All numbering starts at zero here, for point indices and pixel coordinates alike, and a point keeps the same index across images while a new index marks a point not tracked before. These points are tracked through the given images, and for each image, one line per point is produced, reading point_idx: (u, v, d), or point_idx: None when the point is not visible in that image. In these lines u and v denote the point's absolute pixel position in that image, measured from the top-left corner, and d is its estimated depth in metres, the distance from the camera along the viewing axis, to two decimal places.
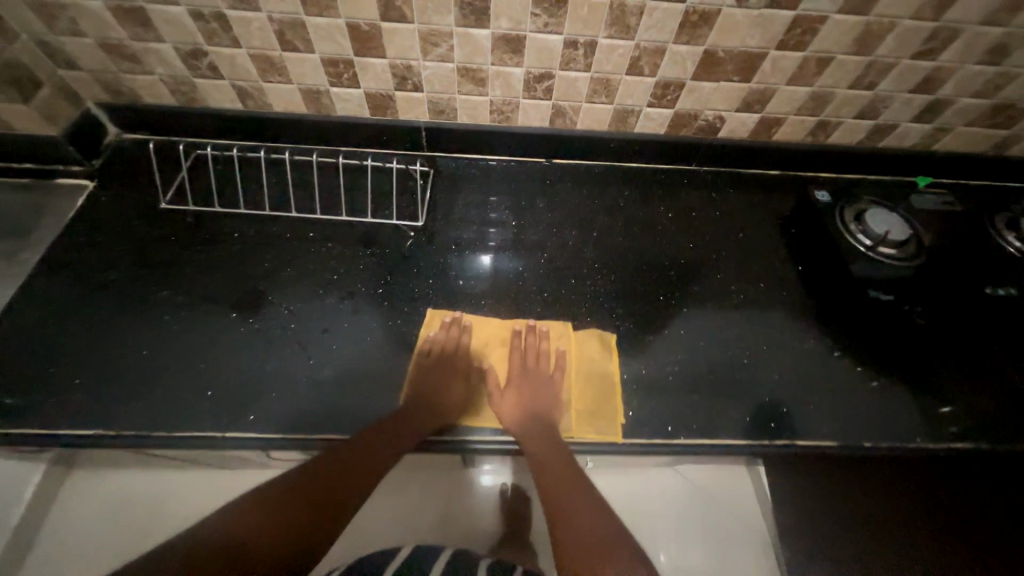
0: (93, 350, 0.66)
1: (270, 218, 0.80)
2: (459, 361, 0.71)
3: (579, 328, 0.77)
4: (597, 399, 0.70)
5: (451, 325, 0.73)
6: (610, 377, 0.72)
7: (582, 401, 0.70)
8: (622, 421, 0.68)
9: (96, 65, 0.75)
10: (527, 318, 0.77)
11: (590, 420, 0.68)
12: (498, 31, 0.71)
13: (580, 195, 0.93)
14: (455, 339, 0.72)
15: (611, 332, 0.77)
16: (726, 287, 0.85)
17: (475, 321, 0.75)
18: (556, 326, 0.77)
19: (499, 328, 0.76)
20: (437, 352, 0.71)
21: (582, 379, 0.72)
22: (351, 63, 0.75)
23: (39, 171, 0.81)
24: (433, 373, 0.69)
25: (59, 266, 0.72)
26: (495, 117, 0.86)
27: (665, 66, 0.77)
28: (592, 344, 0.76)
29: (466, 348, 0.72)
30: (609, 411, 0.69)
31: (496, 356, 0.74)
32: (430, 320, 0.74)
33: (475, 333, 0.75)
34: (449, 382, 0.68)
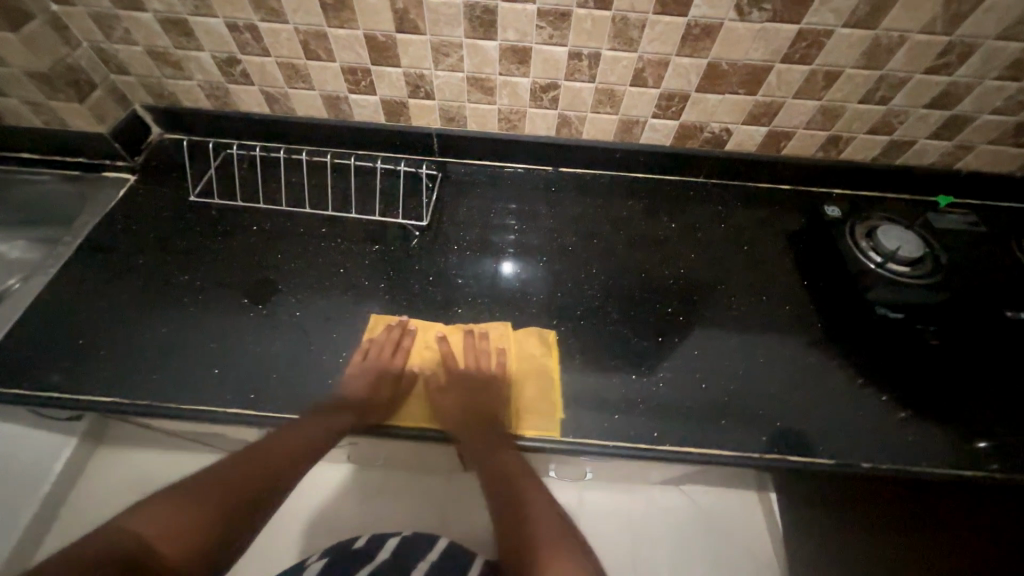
0: (116, 326, 0.71)
1: (286, 213, 0.85)
2: (398, 362, 0.71)
3: (520, 329, 0.77)
4: (536, 397, 0.70)
5: (393, 329, 0.74)
6: (548, 373, 0.72)
7: (519, 398, 0.70)
8: (561, 417, 0.69)
9: (143, 71, 0.83)
10: (464, 322, 0.77)
11: (528, 417, 0.68)
12: (505, 42, 0.75)
13: (583, 203, 0.94)
14: (395, 341, 0.73)
15: (551, 330, 0.77)
16: (725, 300, 0.84)
17: (418, 323, 0.76)
18: (497, 326, 0.77)
19: (438, 330, 0.76)
20: (375, 354, 0.71)
21: (519, 378, 0.72)
22: (369, 71, 0.80)
23: (88, 165, 0.90)
24: (368, 374, 0.69)
25: (96, 250, 0.80)
26: (503, 125, 0.89)
27: (668, 78, 0.78)
28: (530, 343, 0.76)
29: (404, 352, 0.73)
30: (546, 407, 0.70)
31: (435, 361, 0.74)
32: (374, 324, 0.75)
33: (418, 335, 0.75)
34: (385, 383, 0.69)
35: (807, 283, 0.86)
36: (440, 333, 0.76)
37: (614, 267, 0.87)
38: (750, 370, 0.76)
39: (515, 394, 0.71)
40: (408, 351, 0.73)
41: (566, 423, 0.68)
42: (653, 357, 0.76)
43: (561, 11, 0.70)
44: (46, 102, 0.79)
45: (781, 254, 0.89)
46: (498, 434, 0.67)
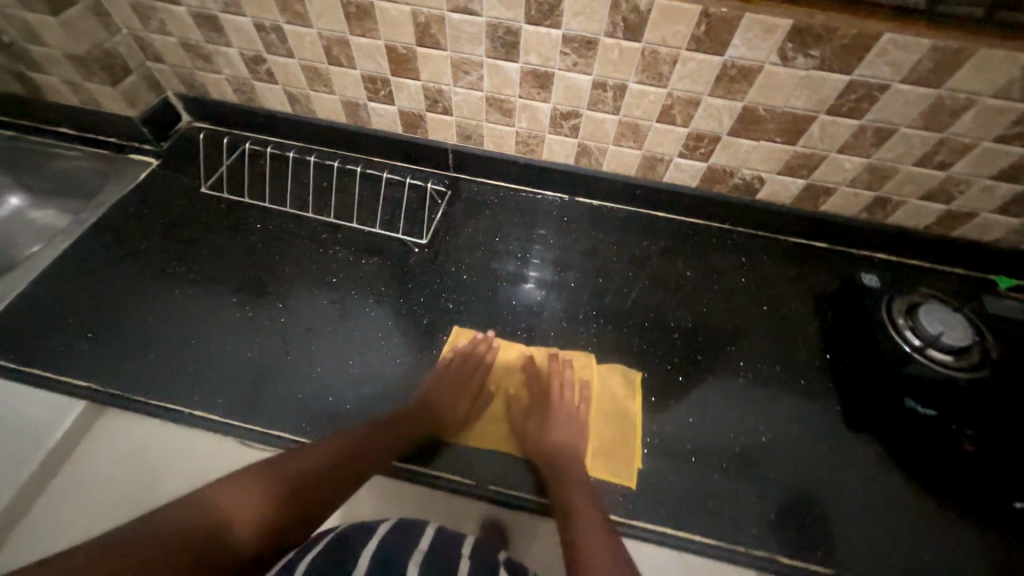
0: (108, 308, 0.72)
1: (290, 214, 0.85)
2: (475, 375, 0.71)
3: (604, 364, 0.75)
4: (615, 443, 0.68)
5: (478, 342, 0.74)
6: (631, 419, 0.70)
7: (598, 439, 0.69)
8: (638, 467, 0.66)
9: (176, 61, 0.85)
10: (550, 349, 0.76)
11: (604, 460, 0.67)
12: (527, 66, 0.71)
13: (595, 236, 0.89)
14: (478, 354, 0.73)
15: (637, 372, 0.74)
16: (732, 360, 0.77)
17: (502, 342, 0.76)
18: (582, 358, 0.75)
19: (525, 351, 0.76)
20: (458, 366, 0.71)
21: (601, 417, 0.70)
22: (388, 81, 0.79)
23: (117, 145, 0.93)
24: (449, 383, 0.69)
25: (106, 230, 0.81)
26: (520, 148, 0.86)
27: (698, 117, 0.72)
28: (615, 381, 0.74)
29: (485, 367, 0.73)
30: (624, 454, 0.67)
31: (514, 381, 0.74)
32: (457, 335, 0.75)
33: (500, 352, 0.75)
34: (462, 395, 0.69)
35: (829, 356, 0.78)
36: (525, 355, 0.75)
37: (618, 309, 0.81)
38: (749, 447, 0.69)
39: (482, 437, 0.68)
40: (490, 367, 0.73)
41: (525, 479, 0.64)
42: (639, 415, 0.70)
43: (587, 38, 0.66)
44: (83, 83, 0.82)
45: (803, 320, 0.81)
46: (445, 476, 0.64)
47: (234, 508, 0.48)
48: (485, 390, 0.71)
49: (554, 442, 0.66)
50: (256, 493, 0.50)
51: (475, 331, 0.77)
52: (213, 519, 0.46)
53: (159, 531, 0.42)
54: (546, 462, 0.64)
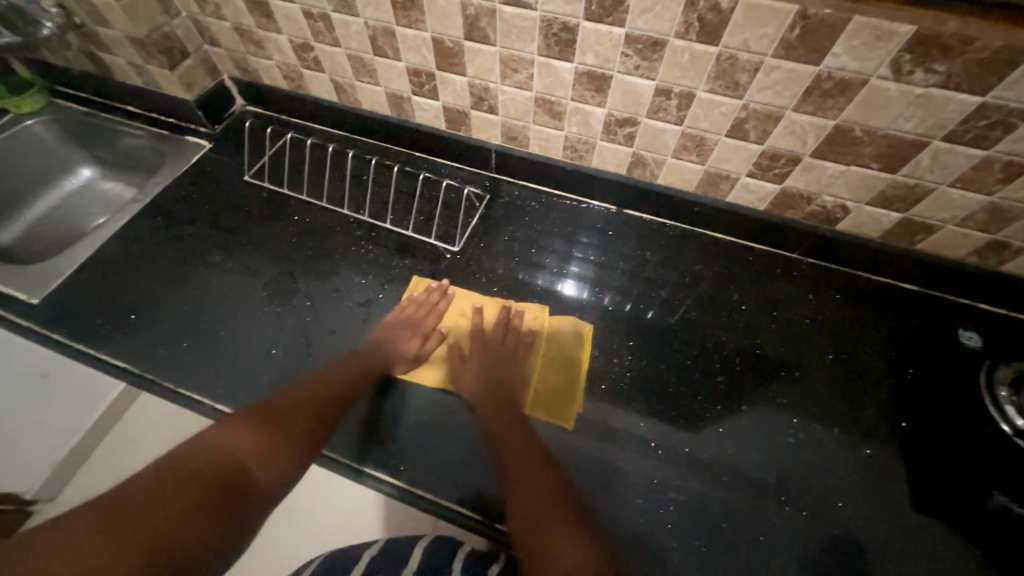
0: (152, 291, 0.75)
1: (327, 209, 0.84)
2: (426, 321, 0.73)
3: (555, 313, 0.76)
4: (560, 386, 0.69)
5: (433, 292, 0.76)
6: (578, 363, 0.70)
7: (543, 382, 0.69)
8: (580, 409, 0.67)
9: (231, 46, 0.86)
10: (504, 299, 0.77)
11: (547, 401, 0.68)
12: (582, 66, 0.64)
13: (641, 255, 0.82)
14: (432, 303, 0.75)
15: (587, 323, 0.74)
16: (785, 412, 0.67)
17: (457, 290, 0.77)
18: (535, 307, 0.76)
19: (477, 300, 0.77)
20: (411, 311, 0.73)
21: (547, 363, 0.71)
22: (433, 75, 0.75)
23: (177, 126, 0.96)
24: (400, 324, 0.71)
25: (157, 212, 0.84)
26: (568, 153, 0.79)
27: (777, 134, 0.62)
28: (565, 329, 0.74)
29: (439, 313, 0.74)
30: (568, 396, 0.68)
31: (465, 327, 0.75)
32: (415, 284, 0.77)
33: (455, 301, 0.77)
34: (409, 337, 0.70)
35: (903, 425, 0.66)
36: (478, 305, 0.76)
37: (657, 338, 0.74)
38: (798, 520, 0.59)
39: (441, 452, 0.63)
40: (441, 314, 0.74)
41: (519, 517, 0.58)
42: (669, 466, 0.63)
43: (653, 39, 0.58)
44: (145, 65, 0.84)
45: (877, 377, 0.69)
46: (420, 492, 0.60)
47: (239, 443, 0.55)
48: (435, 337, 0.72)
49: (506, 441, 0.61)
50: (253, 430, 0.57)
51: (432, 280, 0.78)
52: (218, 457, 0.53)
53: (179, 462, 0.52)
54: (493, 409, 0.65)
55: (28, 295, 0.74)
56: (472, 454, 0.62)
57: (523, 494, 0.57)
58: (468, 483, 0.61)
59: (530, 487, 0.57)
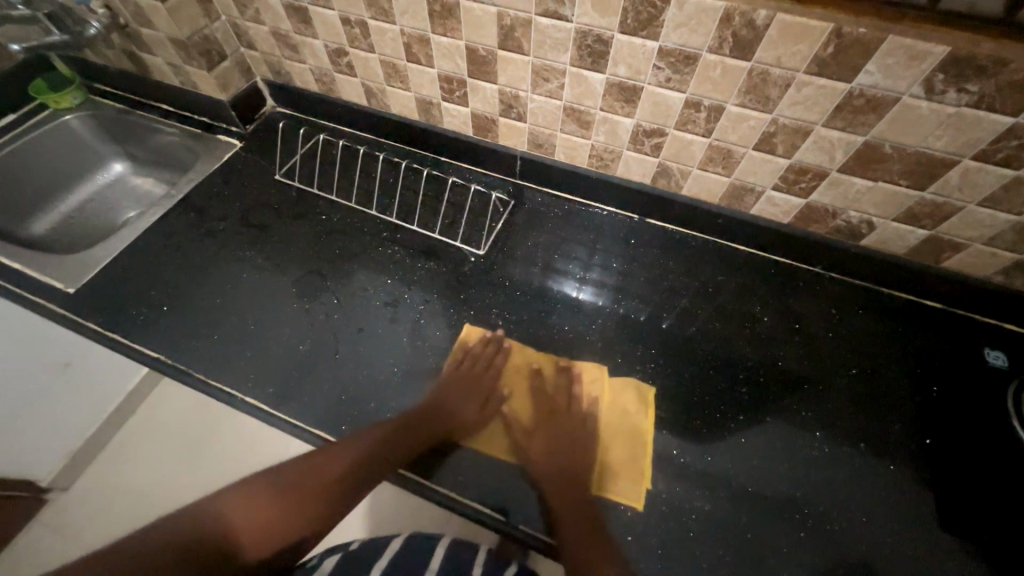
0: (182, 284, 0.77)
1: (354, 209, 0.86)
2: (482, 380, 0.70)
3: (616, 375, 0.71)
4: (626, 459, 0.64)
5: (488, 345, 0.72)
6: (641, 435, 0.65)
7: (608, 454, 0.65)
8: (648, 487, 0.62)
9: (267, 49, 0.88)
10: (559, 357, 0.72)
11: (612, 478, 0.62)
12: (613, 78, 0.66)
13: (663, 264, 0.82)
14: (488, 358, 0.71)
15: (650, 385, 0.70)
16: (809, 427, 0.67)
17: (514, 344, 0.73)
18: (594, 368, 0.71)
19: (533, 358, 0.73)
20: (466, 370, 0.70)
21: (611, 433, 0.66)
22: (464, 83, 0.76)
23: (209, 125, 0.98)
24: (457, 384, 0.68)
25: (189, 207, 0.86)
26: (593, 162, 0.80)
27: (805, 149, 0.63)
28: (628, 394, 0.69)
29: (496, 371, 0.71)
30: (635, 472, 0.63)
31: (524, 387, 0.71)
32: (468, 334, 0.74)
33: (512, 356, 0.73)
34: (468, 400, 0.67)
35: (927, 442, 0.65)
36: (534, 362, 0.72)
37: (679, 349, 0.74)
38: (824, 535, 0.59)
39: (485, 472, 0.63)
40: (499, 371, 0.71)
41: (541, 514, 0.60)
42: (693, 476, 0.63)
43: (686, 53, 0.59)
44: (183, 66, 0.87)
45: (901, 393, 0.69)
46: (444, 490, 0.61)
47: (245, 521, 0.56)
48: (494, 398, 0.69)
49: (567, 519, 0.58)
50: (266, 500, 0.58)
51: (485, 329, 0.75)
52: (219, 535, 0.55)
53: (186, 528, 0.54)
54: (554, 482, 0.61)
55: (64, 284, 0.76)
56: (513, 486, 0.61)
57: (568, 525, 0.57)
58: (498, 486, 0.62)
59: (578, 531, 0.56)
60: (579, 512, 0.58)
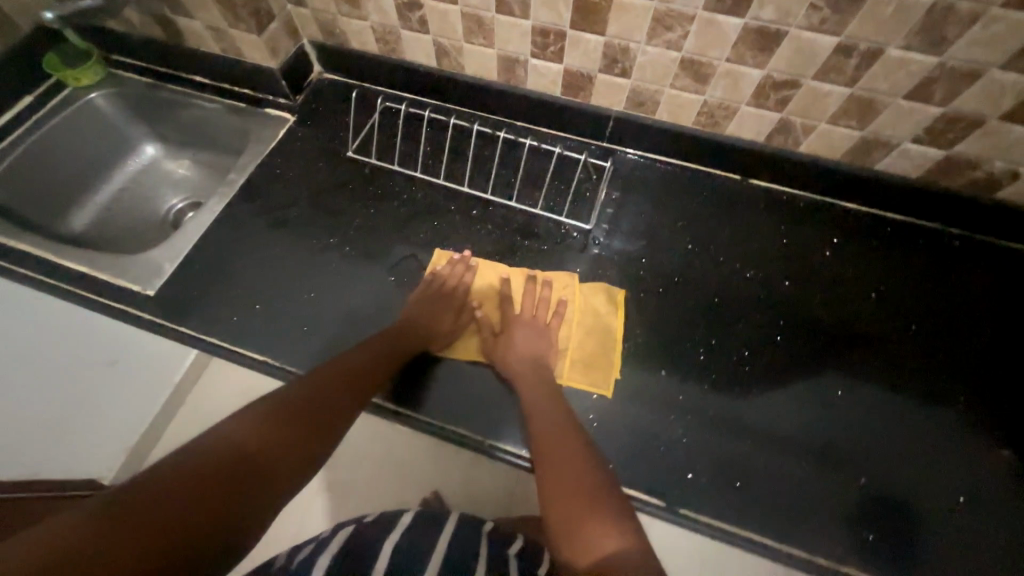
0: (268, 279, 0.72)
1: (437, 186, 0.79)
2: (454, 295, 0.70)
3: (586, 283, 0.73)
4: (595, 356, 0.68)
5: (456, 264, 0.72)
6: (611, 333, 0.69)
7: (579, 352, 0.68)
8: (616, 376, 0.66)
9: (321, 5, 0.78)
10: (529, 269, 0.73)
11: (583, 372, 0.67)
12: (753, 22, 0.58)
13: (773, 227, 0.77)
14: (457, 277, 0.71)
15: (619, 288, 0.72)
16: (951, 394, 0.66)
17: (481, 260, 0.74)
18: (564, 278, 0.73)
19: (502, 271, 0.73)
20: (435, 287, 0.70)
21: (581, 332, 0.70)
22: (563, 35, 0.68)
23: (253, 98, 0.88)
24: (428, 300, 0.68)
25: (253, 194, 0.79)
26: (701, 119, 0.74)
27: (968, 95, 0.57)
28: (598, 299, 0.71)
29: (465, 286, 0.71)
30: (605, 366, 0.67)
31: (492, 301, 0.72)
32: (436, 258, 0.73)
33: (478, 274, 0.73)
34: (442, 314, 0.68)
35: None
36: (503, 276, 0.73)
37: (805, 318, 0.71)
38: (970, 496, 0.60)
39: (464, 408, 0.64)
40: (468, 286, 0.71)
41: (703, 500, 0.59)
42: (839, 449, 0.63)
43: None
44: (227, 29, 0.77)
45: None
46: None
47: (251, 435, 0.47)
48: (467, 310, 0.70)
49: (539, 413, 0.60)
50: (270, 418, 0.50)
51: (453, 251, 0.75)
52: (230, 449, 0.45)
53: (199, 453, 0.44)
54: (524, 381, 0.63)
55: (143, 288, 0.71)
56: (491, 409, 0.64)
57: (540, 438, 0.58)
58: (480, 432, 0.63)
59: (552, 433, 0.58)
60: (548, 409, 0.60)
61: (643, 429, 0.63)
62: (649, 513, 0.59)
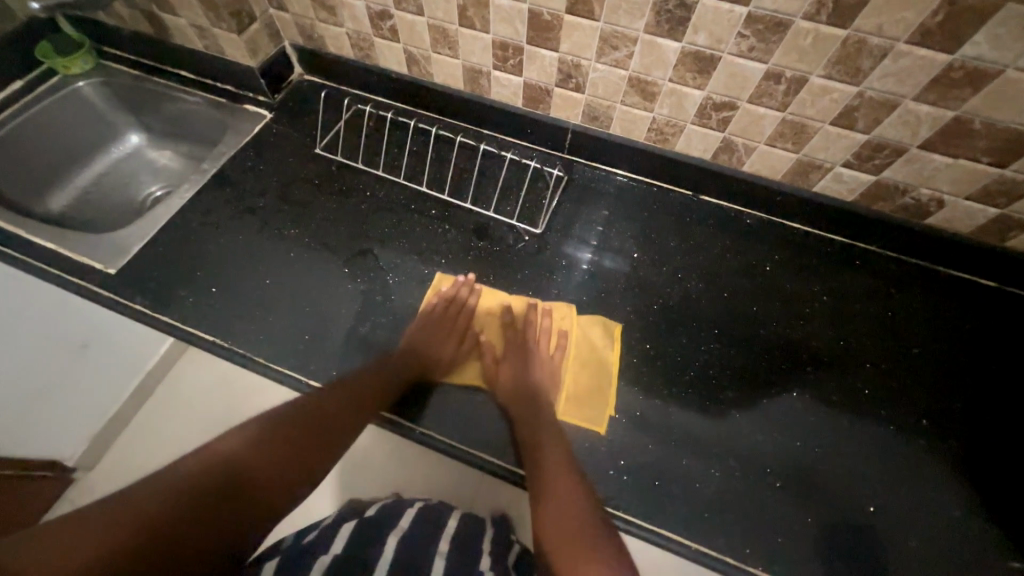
0: (227, 264, 0.75)
1: (399, 185, 0.83)
2: (459, 320, 0.72)
3: (585, 314, 0.74)
4: (590, 389, 0.69)
5: (461, 287, 0.73)
6: (607, 368, 0.70)
7: (576, 385, 0.70)
8: (611, 412, 0.67)
9: (300, 10, 0.82)
10: (529, 298, 0.75)
11: (579, 407, 0.68)
12: (690, 46, 0.62)
13: (718, 241, 0.80)
14: (462, 300, 0.73)
15: (616, 321, 0.73)
16: (875, 408, 0.68)
17: (485, 287, 0.75)
18: (563, 308, 0.74)
19: (505, 300, 0.75)
20: (441, 310, 0.71)
21: (578, 364, 0.71)
22: (521, 50, 0.72)
23: (233, 94, 0.93)
24: (434, 325, 0.70)
25: (225, 183, 0.82)
26: (652, 135, 0.77)
27: (887, 123, 0.61)
28: (595, 332, 0.73)
29: (471, 312, 0.73)
30: (599, 400, 0.68)
31: (495, 327, 0.75)
32: (439, 280, 0.75)
33: (482, 300, 0.75)
34: (446, 339, 0.70)
35: (986, 419, 0.67)
36: (506, 303, 0.74)
37: (743, 329, 0.73)
38: (882, 507, 0.62)
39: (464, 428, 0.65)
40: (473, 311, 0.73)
41: (623, 496, 0.62)
42: (760, 453, 0.65)
43: (777, 20, 0.56)
44: (209, 28, 0.81)
45: (956, 370, 0.70)
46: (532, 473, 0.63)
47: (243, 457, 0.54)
48: (470, 335, 0.72)
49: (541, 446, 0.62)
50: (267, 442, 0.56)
51: (456, 275, 0.76)
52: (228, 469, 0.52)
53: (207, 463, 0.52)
54: (522, 413, 0.65)
55: (107, 265, 0.73)
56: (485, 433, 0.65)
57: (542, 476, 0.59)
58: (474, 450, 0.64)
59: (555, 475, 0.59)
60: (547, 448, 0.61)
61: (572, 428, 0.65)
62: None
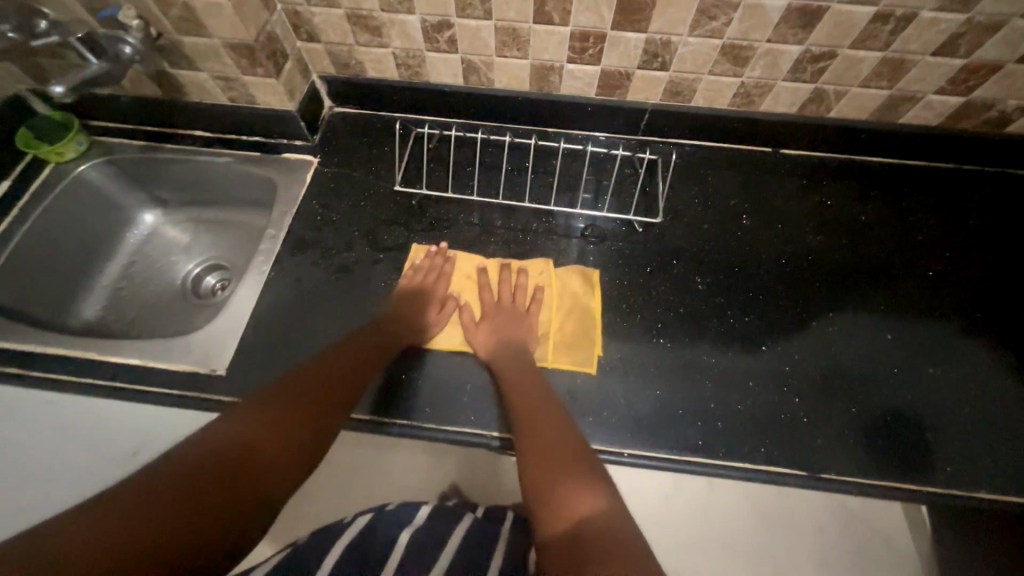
0: (341, 332, 0.68)
1: (498, 206, 0.78)
2: (436, 288, 0.70)
3: (561, 265, 0.74)
4: (577, 337, 0.69)
5: (435, 257, 0.72)
6: (590, 312, 0.70)
7: (560, 335, 0.69)
8: (598, 354, 0.68)
9: (336, 38, 0.73)
10: (502, 258, 0.74)
11: (567, 353, 0.68)
12: (797, 2, 0.61)
13: (813, 189, 0.80)
14: (437, 269, 0.72)
15: (594, 267, 0.74)
16: (1009, 315, 0.71)
17: (459, 252, 0.74)
18: (538, 263, 0.74)
19: (479, 262, 0.74)
20: (416, 281, 0.70)
21: (561, 313, 0.71)
22: (603, 37, 0.68)
23: (265, 144, 0.82)
24: (409, 298, 0.68)
25: (301, 245, 0.74)
26: (737, 100, 0.76)
27: (989, 44, 0.63)
28: (574, 281, 0.73)
29: (445, 277, 0.71)
30: (586, 346, 0.68)
31: (472, 291, 0.73)
32: (414, 252, 0.73)
33: (458, 266, 0.74)
34: (425, 307, 0.68)
35: None
36: (480, 265, 0.74)
37: (872, 272, 0.74)
38: None
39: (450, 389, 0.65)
40: (449, 278, 0.72)
41: (831, 457, 0.62)
42: (933, 385, 0.67)
43: None
44: (239, 77, 0.71)
45: None
46: (728, 463, 0.62)
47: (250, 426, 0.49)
48: (450, 302, 0.70)
49: (519, 387, 0.62)
50: (279, 405, 0.53)
51: (429, 245, 0.75)
52: (237, 436, 0.48)
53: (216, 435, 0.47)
54: (507, 367, 0.64)
55: (210, 366, 0.65)
56: (471, 389, 0.65)
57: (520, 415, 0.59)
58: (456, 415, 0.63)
59: (533, 413, 0.59)
60: (529, 392, 0.61)
61: (754, 408, 0.65)
62: (799, 486, 0.61)
